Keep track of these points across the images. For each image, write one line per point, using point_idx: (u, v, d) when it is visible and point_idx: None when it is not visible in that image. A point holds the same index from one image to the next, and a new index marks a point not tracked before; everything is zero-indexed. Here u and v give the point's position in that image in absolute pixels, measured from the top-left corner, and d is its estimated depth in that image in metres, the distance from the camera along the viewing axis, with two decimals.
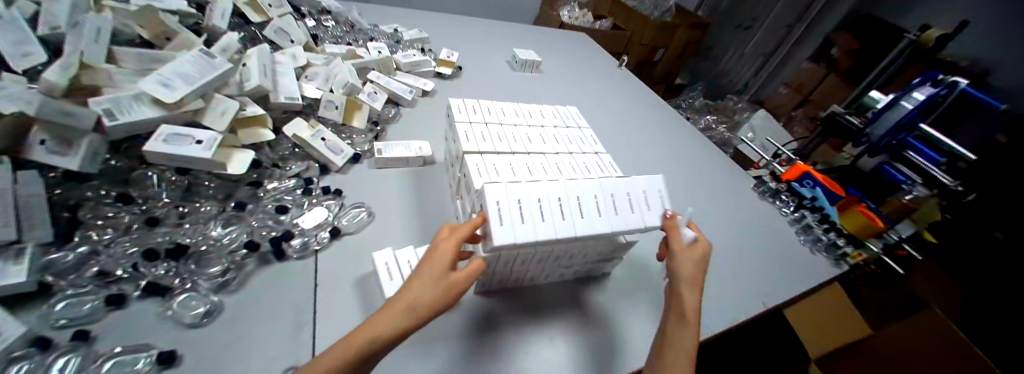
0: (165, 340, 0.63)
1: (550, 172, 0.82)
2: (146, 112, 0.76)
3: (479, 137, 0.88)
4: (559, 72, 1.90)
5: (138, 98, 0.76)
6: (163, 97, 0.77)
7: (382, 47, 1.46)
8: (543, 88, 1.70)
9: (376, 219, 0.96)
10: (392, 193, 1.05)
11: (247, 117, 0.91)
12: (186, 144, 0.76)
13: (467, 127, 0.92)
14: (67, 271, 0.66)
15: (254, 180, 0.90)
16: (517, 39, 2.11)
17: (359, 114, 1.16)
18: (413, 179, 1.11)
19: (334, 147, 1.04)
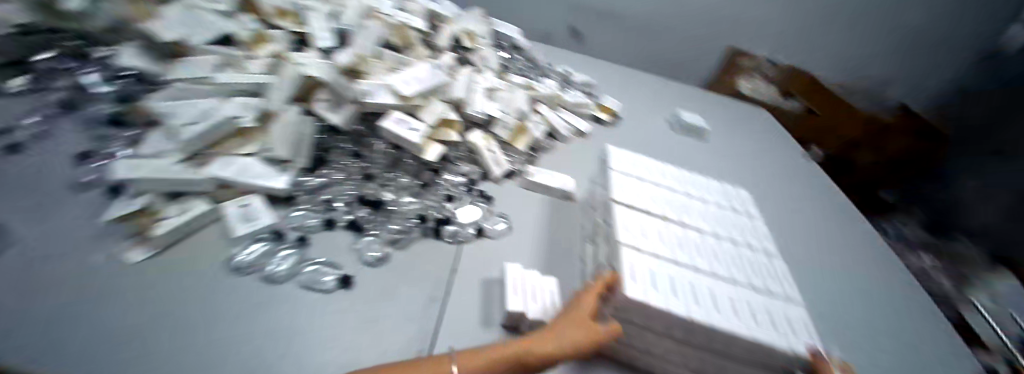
0: (348, 266, 0.81)
1: (698, 253, 0.78)
2: (388, 98, 0.99)
3: (630, 192, 0.90)
4: (722, 145, 1.75)
5: (385, 88, 1.01)
6: (404, 91, 1.00)
7: (554, 83, 1.55)
8: (702, 157, 1.59)
9: (513, 234, 1.05)
10: (531, 214, 1.12)
11: (444, 121, 1.07)
12: (406, 129, 0.97)
13: (620, 179, 0.95)
14: (310, 191, 0.91)
15: (434, 168, 1.09)
16: (683, 100, 2.03)
17: (524, 137, 1.26)
18: (553, 207, 1.16)
19: (497, 161, 1.17)
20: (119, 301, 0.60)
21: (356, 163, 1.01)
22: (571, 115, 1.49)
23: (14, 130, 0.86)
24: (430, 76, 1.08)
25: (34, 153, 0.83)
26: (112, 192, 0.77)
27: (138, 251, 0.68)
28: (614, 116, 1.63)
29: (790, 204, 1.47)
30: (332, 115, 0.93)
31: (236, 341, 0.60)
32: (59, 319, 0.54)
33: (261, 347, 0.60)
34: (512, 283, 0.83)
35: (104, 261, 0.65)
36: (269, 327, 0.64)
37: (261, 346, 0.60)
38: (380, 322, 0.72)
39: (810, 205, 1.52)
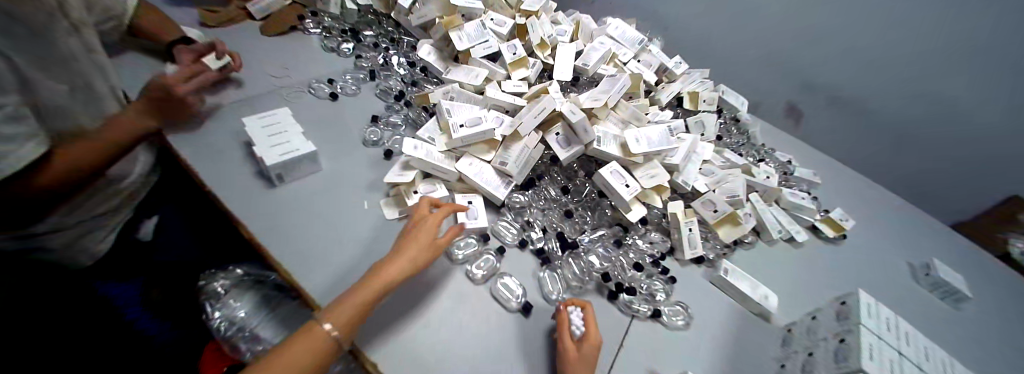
0: (532, 296, 0.85)
1: None
2: (614, 149, 1.01)
3: (887, 366, 0.70)
4: (1006, 339, 1.20)
5: (614, 137, 1.03)
6: (632, 148, 0.98)
7: (772, 172, 1.35)
8: (964, 347, 1.12)
9: (689, 331, 0.93)
10: (715, 317, 0.98)
11: (653, 187, 1.03)
12: (619, 182, 0.97)
13: (873, 341, 0.73)
14: (518, 211, 1.02)
15: (624, 224, 1.05)
16: (945, 248, 1.49)
17: (730, 227, 1.10)
18: (739, 320, 1.00)
19: (692, 242, 1.04)
20: (376, 262, 0.79)
21: (558, 196, 1.07)
22: (784, 217, 1.27)
23: (343, 91, 1.17)
24: (662, 139, 1.03)
25: (344, 110, 1.11)
26: (388, 155, 0.99)
27: (400, 210, 0.88)
28: (841, 235, 1.34)
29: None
30: (561, 150, 0.99)
31: (432, 323, 0.74)
32: (346, 266, 0.77)
33: (446, 335, 0.72)
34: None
35: (374, 222, 0.86)
36: (455, 318, 0.76)
37: (445, 333, 0.73)
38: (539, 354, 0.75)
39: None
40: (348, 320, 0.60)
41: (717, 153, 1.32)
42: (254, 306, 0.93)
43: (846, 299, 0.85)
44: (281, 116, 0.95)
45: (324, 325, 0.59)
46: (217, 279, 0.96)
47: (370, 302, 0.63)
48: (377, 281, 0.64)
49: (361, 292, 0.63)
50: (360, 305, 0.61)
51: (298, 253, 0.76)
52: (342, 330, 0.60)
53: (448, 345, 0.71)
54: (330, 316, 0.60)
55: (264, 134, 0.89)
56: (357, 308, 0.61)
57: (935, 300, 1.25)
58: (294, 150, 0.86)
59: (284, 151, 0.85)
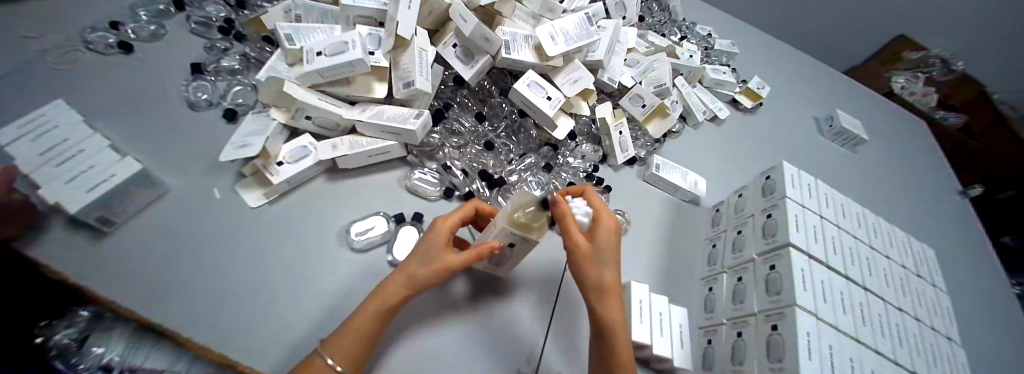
0: None
1: (846, 311, 0.71)
2: (528, 55, 0.84)
3: (805, 232, 0.75)
4: (883, 171, 1.37)
5: (526, 38, 0.85)
6: (547, 50, 0.81)
7: (695, 50, 1.27)
8: (855, 187, 1.25)
9: (628, 238, 0.91)
10: (651, 216, 0.97)
11: (578, 93, 0.89)
12: (539, 95, 0.83)
13: (797, 210, 0.77)
14: (429, 154, 0.87)
15: (553, 143, 0.93)
16: (840, 96, 1.60)
17: (659, 121, 1.04)
18: (672, 211, 1.00)
19: (623, 144, 0.97)
20: (257, 266, 0.65)
21: (473, 127, 0.90)
22: (707, 96, 1.23)
23: (139, 36, 0.85)
24: (579, 30, 0.86)
25: (157, 68, 0.82)
26: (229, 117, 0.77)
27: (266, 191, 0.72)
28: (757, 104, 1.35)
29: (969, 277, 1.13)
30: (463, 67, 0.81)
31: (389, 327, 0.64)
32: (217, 284, 0.63)
33: (406, 343, 0.64)
34: (638, 309, 0.73)
35: (243, 219, 0.70)
36: (412, 318, 0.66)
37: (407, 340, 0.64)
38: (509, 331, 0.70)
39: (1001, 285, 1.15)
40: (349, 354, 0.51)
41: (640, 37, 1.20)
42: (126, 346, 0.66)
43: (771, 173, 0.87)
44: (55, 118, 0.67)
45: (323, 360, 0.50)
46: (57, 332, 0.66)
47: (375, 331, 0.54)
48: (380, 304, 0.54)
49: (362, 316, 0.53)
50: (364, 333, 0.53)
51: (142, 283, 0.60)
52: (347, 363, 0.51)
53: (418, 345, 0.64)
54: (330, 349, 0.51)
55: (27, 145, 0.62)
56: (358, 340, 0.52)
57: (833, 149, 1.37)
58: (84, 169, 0.61)
59: (70, 172, 0.60)
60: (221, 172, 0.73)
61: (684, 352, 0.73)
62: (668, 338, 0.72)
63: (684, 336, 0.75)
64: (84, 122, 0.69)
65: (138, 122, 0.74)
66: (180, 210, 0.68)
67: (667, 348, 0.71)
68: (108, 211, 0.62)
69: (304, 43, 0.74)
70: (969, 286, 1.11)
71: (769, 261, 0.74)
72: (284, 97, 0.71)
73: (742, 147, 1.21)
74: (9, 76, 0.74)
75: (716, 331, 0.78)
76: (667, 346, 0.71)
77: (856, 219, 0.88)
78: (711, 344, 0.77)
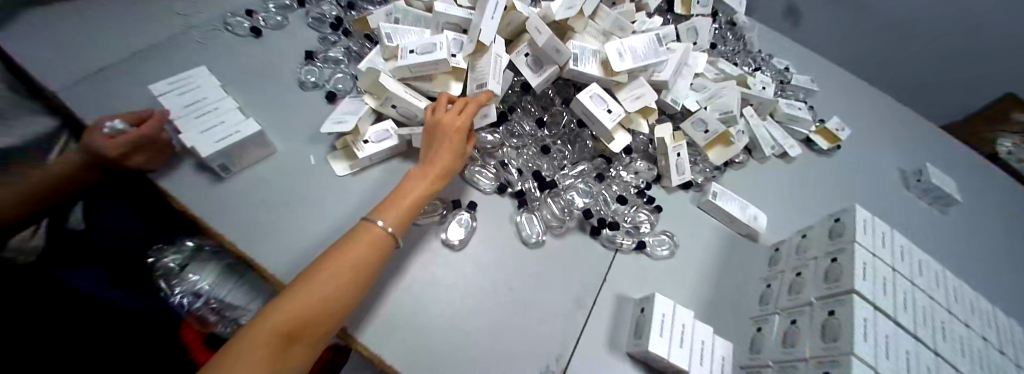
0: (512, 245, 0.81)
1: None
2: (594, 69, 0.87)
3: (874, 281, 0.70)
4: (984, 238, 1.21)
5: (594, 53, 0.89)
6: (613, 65, 0.83)
7: (769, 82, 1.23)
8: (945, 250, 1.12)
9: (674, 261, 0.89)
10: (701, 243, 0.94)
11: (640, 111, 0.89)
12: (600, 108, 0.85)
13: (866, 258, 0.72)
14: (489, 152, 0.91)
15: (609, 156, 0.95)
16: (935, 150, 1.45)
17: (721, 149, 1.02)
18: (726, 242, 0.97)
19: (680, 167, 0.96)
20: (335, 225, 0.75)
21: (534, 131, 0.95)
22: (778, 130, 1.18)
23: (268, 24, 1.02)
24: (647, 49, 0.88)
25: (277, 51, 0.97)
26: (330, 98, 0.89)
27: (350, 163, 0.81)
28: (834, 146, 1.26)
29: None
30: (532, 75, 0.86)
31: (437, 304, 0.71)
32: (298, 236, 0.72)
33: (448, 317, 0.70)
34: (659, 321, 0.72)
35: (328, 184, 0.79)
36: (457, 299, 0.72)
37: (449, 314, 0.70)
38: (539, 324, 0.73)
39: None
40: (398, 218, 0.60)
41: (711, 63, 1.18)
42: (216, 276, 0.79)
43: (841, 216, 0.81)
44: (200, 79, 0.81)
45: (378, 224, 0.58)
46: (166, 256, 0.79)
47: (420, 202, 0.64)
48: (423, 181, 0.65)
49: (411, 191, 0.63)
50: (409, 202, 0.62)
51: (244, 225, 0.71)
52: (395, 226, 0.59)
53: (458, 323, 0.69)
54: (381, 215, 0.59)
55: (180, 99, 0.76)
56: (405, 208, 0.61)
57: (923, 206, 1.23)
58: (217, 123, 0.74)
59: (206, 124, 0.74)
60: (316, 142, 0.84)
61: None
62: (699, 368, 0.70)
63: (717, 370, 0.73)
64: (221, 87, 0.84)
65: (257, 92, 0.88)
66: (280, 168, 0.79)
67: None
68: (229, 160, 0.74)
69: (399, 41, 0.85)
70: None
71: (828, 305, 0.70)
72: (377, 85, 0.81)
73: (812, 188, 1.14)
74: (173, 45, 0.91)
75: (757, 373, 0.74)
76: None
77: (942, 283, 0.79)
78: None
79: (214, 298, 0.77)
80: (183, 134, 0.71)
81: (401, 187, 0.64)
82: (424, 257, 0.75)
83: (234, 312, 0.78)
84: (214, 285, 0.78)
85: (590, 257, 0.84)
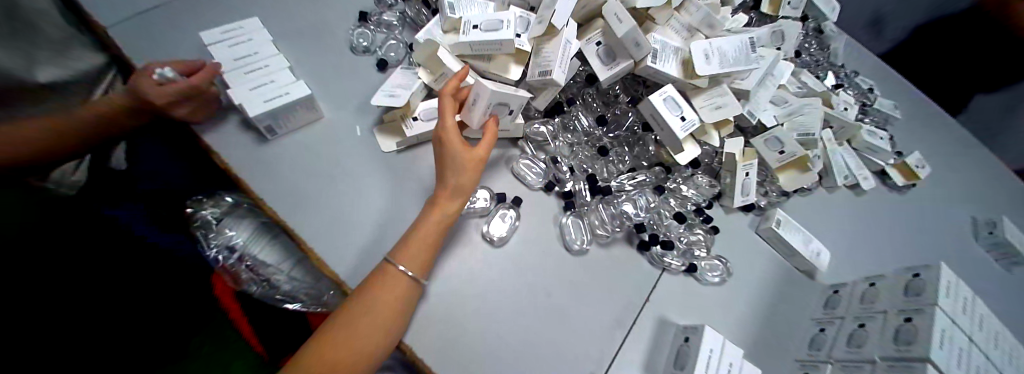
0: (553, 248, 0.76)
1: None
2: (673, 69, 0.79)
3: (949, 353, 0.62)
4: None
5: (676, 51, 0.80)
6: (699, 70, 0.75)
7: (854, 103, 1.10)
8: (1016, 317, 1.01)
9: (723, 289, 0.82)
10: (754, 273, 0.87)
11: (716, 122, 0.82)
12: (673, 114, 0.78)
13: (946, 324, 0.64)
14: (540, 145, 0.86)
15: (668, 165, 0.87)
16: (1023, 201, 1.29)
17: (793, 174, 0.93)
18: (781, 275, 0.89)
19: (745, 188, 0.87)
20: (372, 204, 0.71)
21: (591, 128, 0.88)
22: (854, 158, 1.06)
23: None
24: (736, 54, 0.78)
25: (330, 8, 0.91)
26: (381, 66, 0.84)
27: (397, 141, 0.76)
28: (914, 183, 1.13)
29: None
30: (603, 68, 0.79)
31: (472, 301, 0.67)
32: (333, 209, 0.69)
33: (480, 314, 0.66)
34: (705, 357, 0.66)
35: (371, 159, 0.75)
36: (491, 298, 0.68)
37: (480, 312, 0.66)
38: (574, 339, 0.69)
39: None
40: (419, 262, 0.57)
41: (793, 74, 1.06)
42: (250, 235, 0.73)
43: (921, 272, 0.72)
44: (251, 32, 0.77)
45: (397, 267, 0.55)
46: (204, 208, 0.75)
47: (439, 234, 0.60)
48: (439, 215, 0.59)
49: (427, 227, 0.58)
50: (428, 239, 0.58)
51: (282, 192, 0.69)
52: (416, 268, 0.56)
53: (489, 327, 0.65)
54: (401, 258, 0.56)
55: (229, 53, 0.73)
56: (424, 245, 0.58)
57: (1000, 263, 1.11)
58: (266, 82, 0.70)
59: (255, 82, 0.70)
60: (363, 112, 0.79)
61: None
62: None
63: None
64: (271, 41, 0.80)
65: (307, 51, 0.84)
66: (325, 136, 0.76)
67: None
68: (275, 122, 0.70)
69: (462, 12, 0.78)
70: None
71: (896, 372, 0.62)
72: (433, 58, 0.75)
73: (883, 229, 1.03)
74: None
75: None
76: None
77: (1021, 361, 0.71)
78: None
79: (246, 255, 0.72)
80: (230, 91, 0.68)
81: (416, 223, 0.59)
82: (462, 251, 0.71)
83: (268, 270, 0.72)
84: (248, 242, 0.72)
85: (634, 272, 0.78)
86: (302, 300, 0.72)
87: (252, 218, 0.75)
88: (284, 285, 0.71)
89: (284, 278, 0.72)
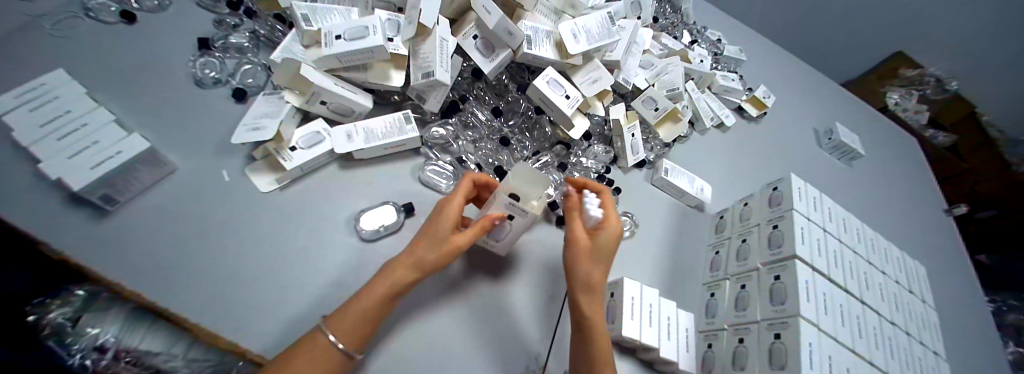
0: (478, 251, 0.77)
1: (841, 321, 0.73)
2: (549, 52, 0.84)
3: (809, 245, 0.77)
4: (875, 188, 1.40)
5: (548, 35, 0.86)
6: (569, 49, 0.81)
7: (706, 55, 1.28)
8: (847, 204, 1.28)
9: (633, 240, 0.92)
10: (656, 219, 0.98)
11: (595, 94, 0.90)
12: (558, 93, 0.84)
13: (802, 223, 0.79)
14: (443, 147, 0.87)
15: (567, 142, 0.94)
16: (840, 110, 1.62)
17: (670, 127, 1.06)
18: (677, 214, 1.01)
19: (634, 147, 0.98)
20: (264, 252, 0.64)
21: (489, 121, 0.91)
22: (715, 101, 1.24)
23: (143, 7, 0.81)
24: (598, 28, 0.86)
25: (160, 40, 0.78)
26: (239, 97, 0.74)
27: (280, 175, 0.70)
28: (764, 113, 1.36)
29: (942, 297, 1.18)
30: (484, 60, 0.81)
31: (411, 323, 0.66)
32: (216, 270, 0.61)
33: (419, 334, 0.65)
34: (630, 305, 0.73)
35: (253, 203, 0.68)
36: (432, 317, 0.68)
37: (420, 331, 0.66)
38: (519, 331, 0.71)
39: (975, 307, 1.21)
40: (354, 333, 0.52)
41: (655, 39, 1.20)
42: (123, 326, 0.55)
43: (779, 185, 0.88)
44: (54, 87, 0.64)
45: (327, 337, 0.51)
46: (48, 309, 0.53)
47: (381, 306, 0.55)
48: (389, 283, 0.55)
49: (366, 298, 0.54)
50: (370, 313, 0.53)
51: (153, 264, 0.59)
52: (351, 340, 0.52)
53: (436, 347, 0.65)
54: (334, 326, 0.51)
55: (25, 117, 0.59)
56: (363, 318, 0.53)
57: (830, 162, 1.39)
58: (89, 143, 0.59)
59: (74, 146, 0.58)
60: (232, 153, 0.71)
61: (680, 354, 0.75)
62: (665, 342, 0.74)
63: (682, 341, 0.77)
64: (86, 94, 0.66)
65: (139, 95, 0.71)
66: (187, 189, 0.66)
67: (667, 356, 0.73)
68: (113, 189, 0.59)
69: (321, 22, 0.72)
70: (942, 309, 1.15)
71: (773, 271, 0.76)
72: (300, 79, 0.69)
73: (748, 157, 1.23)
74: (7, 38, 0.70)
75: (713, 339, 0.80)
76: (668, 349, 0.73)
77: (856, 234, 0.91)
78: (712, 348, 0.79)
79: (126, 350, 0.54)
80: (40, 164, 0.56)
81: (365, 289, 0.55)
82: None
83: (156, 359, 0.55)
84: (121, 335, 0.55)
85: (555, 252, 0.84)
86: None
87: (113, 310, 0.56)
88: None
89: (182, 365, 0.56)
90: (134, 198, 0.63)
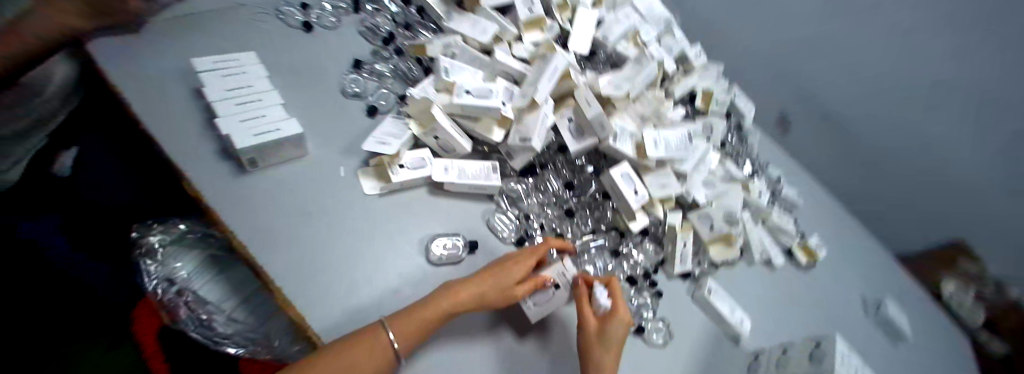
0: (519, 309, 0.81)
1: None
2: (629, 149, 0.93)
3: None
4: None
5: (632, 136, 0.96)
6: (648, 153, 0.90)
7: (765, 191, 1.34)
8: None
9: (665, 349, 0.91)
10: (690, 335, 0.97)
11: (660, 198, 0.97)
12: (629, 187, 0.91)
13: None
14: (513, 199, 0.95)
15: (622, 231, 1.00)
16: (891, 284, 1.58)
17: (721, 247, 1.10)
18: (712, 337, 1.01)
19: (683, 256, 1.02)
20: (348, 246, 0.71)
21: (559, 190, 0.99)
22: (767, 236, 1.28)
23: (321, 23, 1.00)
24: (677, 143, 0.95)
25: (325, 51, 0.95)
26: (372, 113, 0.87)
27: (382, 184, 0.79)
28: (813, 263, 1.37)
29: None
30: (573, 141, 0.91)
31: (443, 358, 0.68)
32: (308, 249, 0.68)
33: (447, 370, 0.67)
34: None
35: (353, 201, 0.76)
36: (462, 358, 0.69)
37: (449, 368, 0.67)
38: None
39: None
40: (409, 340, 0.57)
41: (721, 163, 1.29)
42: (195, 268, 0.83)
43: (823, 341, 0.87)
44: (246, 64, 0.79)
45: (387, 334, 0.55)
46: (154, 234, 0.83)
47: (437, 323, 0.60)
48: (451, 303, 0.61)
49: (430, 310, 0.59)
50: (427, 326, 0.58)
51: (263, 227, 0.67)
52: (405, 343, 0.56)
53: None
54: (396, 325, 0.57)
55: (221, 81, 0.74)
56: (421, 328, 0.58)
57: (874, 334, 1.34)
58: (259, 115, 0.72)
59: (247, 114, 0.71)
60: (350, 154, 0.81)
61: None
62: None
63: None
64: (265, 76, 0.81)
65: (298, 87, 0.85)
66: (307, 173, 0.76)
67: None
68: (259, 155, 0.70)
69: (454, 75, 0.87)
70: None
71: None
72: (425, 114, 0.82)
73: (790, 301, 1.22)
74: (223, 21, 0.89)
75: None
76: None
77: None
78: None
79: (187, 289, 0.80)
80: (219, 120, 0.68)
81: (429, 301, 0.61)
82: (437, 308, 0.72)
83: (207, 301, 0.80)
84: (190, 273, 0.82)
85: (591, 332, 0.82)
86: (238, 338, 0.80)
87: (199, 249, 0.85)
88: (223, 320, 0.80)
89: (222, 317, 0.80)
90: (267, 168, 0.74)
